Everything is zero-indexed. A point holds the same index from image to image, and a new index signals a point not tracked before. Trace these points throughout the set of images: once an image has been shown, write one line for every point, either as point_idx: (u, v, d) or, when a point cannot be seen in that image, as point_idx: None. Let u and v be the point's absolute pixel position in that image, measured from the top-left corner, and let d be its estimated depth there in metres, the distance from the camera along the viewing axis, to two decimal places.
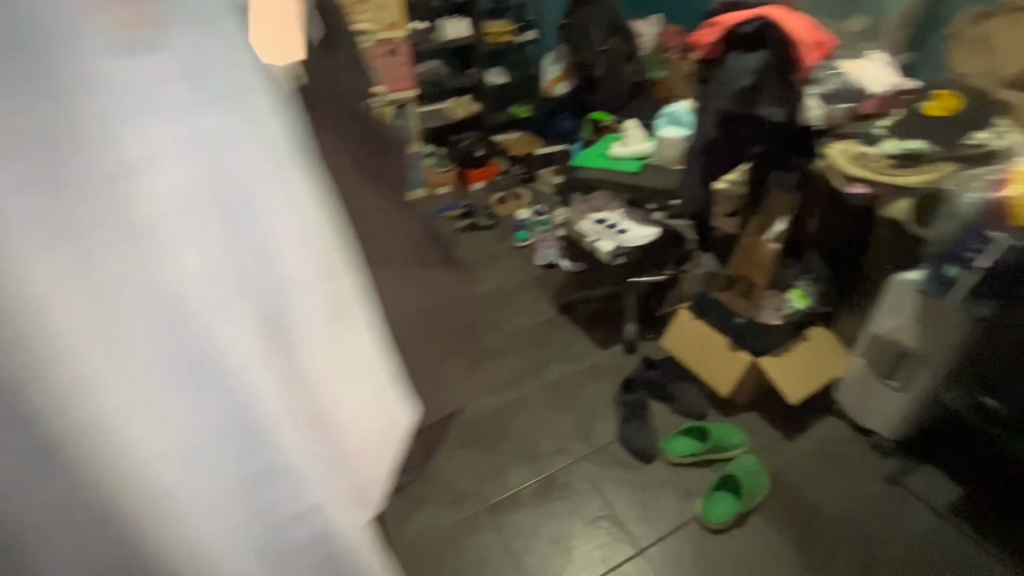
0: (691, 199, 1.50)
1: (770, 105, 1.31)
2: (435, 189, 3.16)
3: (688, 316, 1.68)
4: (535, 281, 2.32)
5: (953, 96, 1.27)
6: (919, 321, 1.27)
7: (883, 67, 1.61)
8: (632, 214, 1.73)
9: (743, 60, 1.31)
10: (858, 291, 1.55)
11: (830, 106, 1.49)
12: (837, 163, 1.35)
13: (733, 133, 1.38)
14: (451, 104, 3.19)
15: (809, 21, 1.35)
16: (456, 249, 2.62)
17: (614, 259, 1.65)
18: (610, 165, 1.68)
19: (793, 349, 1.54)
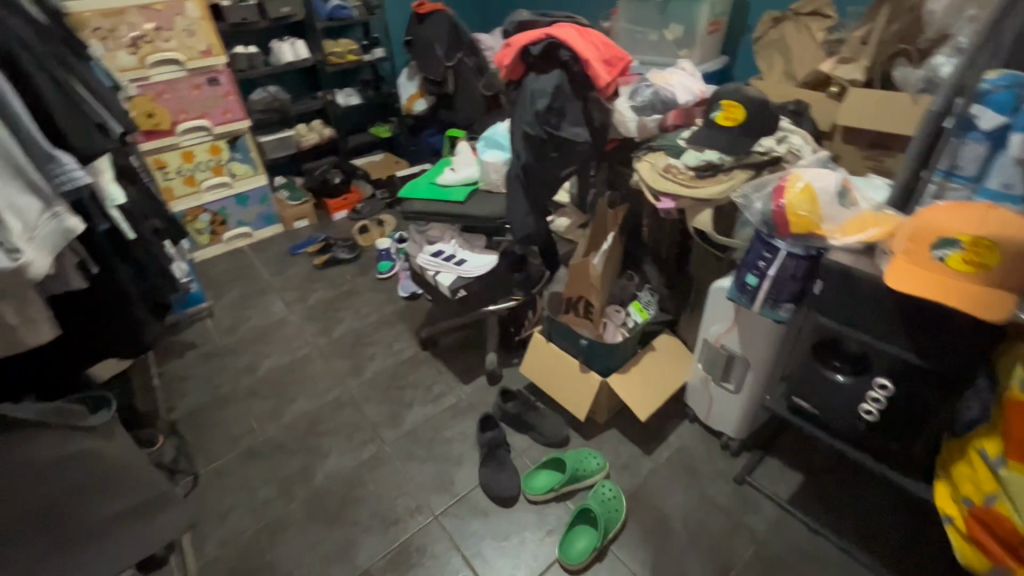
0: (519, 222, 1.43)
1: (573, 124, 1.29)
2: (293, 224, 2.91)
3: (541, 341, 1.64)
4: (399, 315, 2.18)
5: (738, 107, 1.28)
6: (737, 327, 1.29)
7: (687, 74, 1.64)
8: (471, 243, 1.65)
9: (538, 82, 1.26)
10: (691, 297, 1.59)
11: (644, 117, 1.50)
12: (646, 177, 1.35)
13: (542, 155, 1.32)
14: (300, 131, 2.96)
15: (603, 39, 1.34)
16: (315, 288, 2.41)
17: (454, 293, 1.56)
18: (437, 194, 1.57)
19: (640, 361, 1.55)
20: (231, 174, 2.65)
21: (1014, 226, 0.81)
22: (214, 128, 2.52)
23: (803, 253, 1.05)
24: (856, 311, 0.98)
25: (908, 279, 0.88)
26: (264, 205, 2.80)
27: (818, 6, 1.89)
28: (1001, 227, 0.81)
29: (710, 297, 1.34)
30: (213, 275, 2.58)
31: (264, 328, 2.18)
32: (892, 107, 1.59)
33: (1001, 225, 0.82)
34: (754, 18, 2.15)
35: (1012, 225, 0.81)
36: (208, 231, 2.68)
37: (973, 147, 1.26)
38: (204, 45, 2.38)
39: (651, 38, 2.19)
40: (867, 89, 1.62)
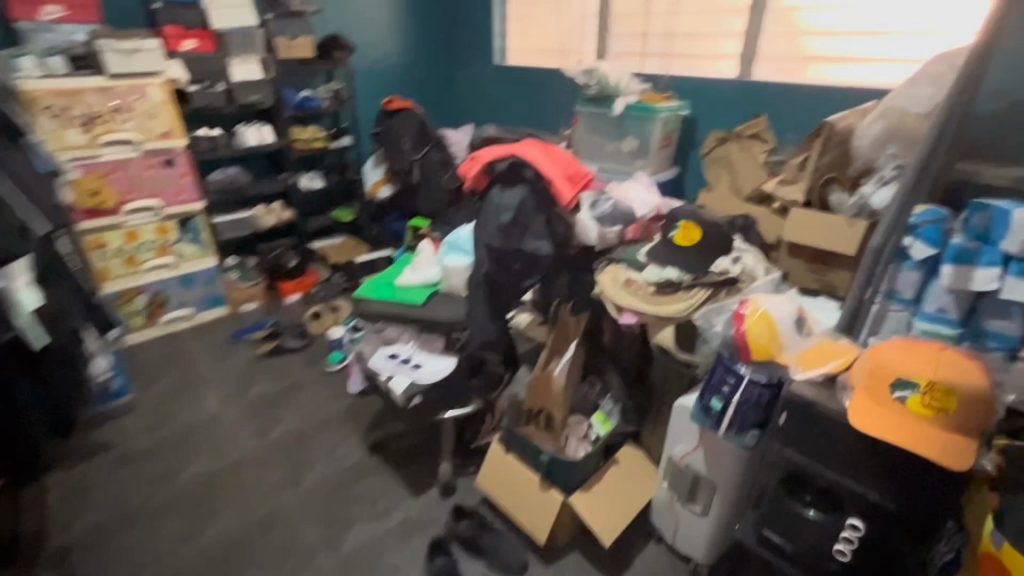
0: (480, 330, 1.39)
1: (537, 237, 1.29)
2: (241, 306, 2.77)
3: (499, 451, 1.56)
4: (347, 414, 2.03)
5: (693, 226, 1.34)
6: (703, 448, 1.26)
7: (643, 187, 1.73)
8: (429, 345, 1.58)
9: (503, 196, 1.28)
10: (653, 411, 1.55)
11: (603, 226, 1.55)
12: (609, 293, 1.34)
13: (505, 266, 1.31)
14: (258, 212, 2.91)
15: (567, 157, 1.40)
16: (256, 380, 2.23)
17: (407, 401, 1.46)
18: (395, 296, 1.52)
19: (602, 478, 1.47)
20: (177, 254, 2.52)
21: (963, 372, 0.84)
22: (164, 209, 2.44)
23: (766, 382, 1.04)
24: (822, 446, 0.96)
25: (876, 420, 0.87)
26: (210, 286, 2.66)
27: (758, 131, 2.06)
28: (952, 372, 0.84)
29: (675, 415, 1.31)
30: (144, 363, 2.37)
31: (195, 426, 1.98)
32: (831, 229, 1.70)
33: (952, 370, 0.84)
34: (703, 136, 2.34)
35: (962, 372, 0.84)
36: (144, 313, 2.49)
37: (907, 278, 1.37)
38: (164, 128, 2.35)
39: (609, 149, 2.34)
40: (807, 211, 1.75)
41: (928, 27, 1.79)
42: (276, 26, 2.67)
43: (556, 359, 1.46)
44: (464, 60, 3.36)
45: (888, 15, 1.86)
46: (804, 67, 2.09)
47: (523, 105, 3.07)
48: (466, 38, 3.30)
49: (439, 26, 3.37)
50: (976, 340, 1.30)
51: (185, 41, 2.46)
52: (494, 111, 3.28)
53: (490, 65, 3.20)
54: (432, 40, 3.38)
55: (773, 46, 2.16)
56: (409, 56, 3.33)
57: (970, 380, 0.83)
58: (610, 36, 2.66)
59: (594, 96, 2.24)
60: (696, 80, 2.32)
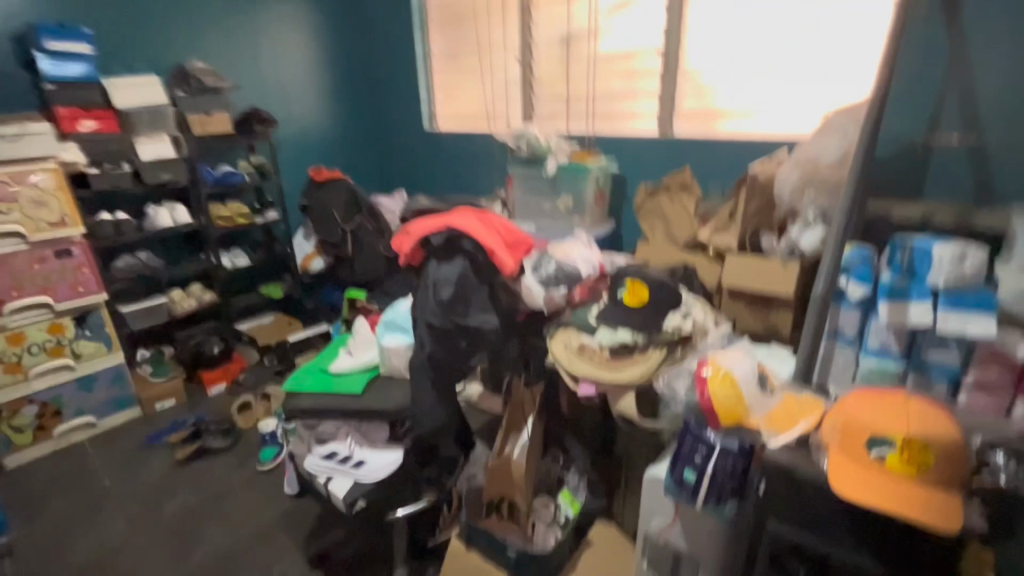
0: (428, 417, 1.27)
1: (482, 310, 1.20)
2: (154, 405, 2.44)
3: (460, 547, 1.38)
4: (283, 523, 1.78)
5: (641, 284, 1.29)
6: (681, 522, 1.16)
7: (584, 247, 1.71)
8: (372, 437, 1.40)
9: (441, 270, 1.19)
10: (623, 482, 1.45)
11: (550, 289, 1.50)
12: (562, 362, 1.26)
13: (449, 344, 1.20)
14: (174, 296, 2.65)
15: (504, 223, 1.35)
16: (173, 493, 1.93)
17: (351, 507, 1.28)
18: (329, 386, 1.36)
19: (576, 566, 1.34)
20: (74, 354, 2.20)
21: (932, 423, 0.82)
22: (57, 304, 2.14)
23: (738, 449, 0.96)
24: (804, 513, 0.89)
25: (859, 481, 0.81)
26: (116, 386, 2.33)
27: (684, 180, 2.10)
28: (923, 424, 0.81)
29: (647, 487, 1.21)
30: (28, 489, 1.99)
31: (92, 563, 1.65)
32: (768, 272, 1.74)
33: (923, 422, 0.82)
34: (633, 190, 2.41)
35: (931, 423, 0.82)
36: (32, 428, 2.12)
37: (849, 315, 1.38)
38: (56, 216, 2.11)
39: (546, 207, 2.34)
40: (743, 256, 1.78)
41: (821, 83, 1.95)
42: (187, 103, 2.54)
43: (511, 439, 1.36)
44: (392, 127, 3.36)
45: (785, 73, 2.02)
46: (717, 121, 2.22)
47: (456, 168, 3.07)
48: (393, 107, 3.31)
49: (364, 96, 3.37)
50: (920, 372, 1.32)
51: (83, 122, 2.26)
52: (427, 176, 3.26)
53: (419, 131, 3.21)
54: (359, 111, 3.37)
55: (686, 104, 2.29)
56: (335, 126, 3.29)
57: (941, 431, 0.81)
58: (534, 100, 2.75)
59: (526, 158, 2.26)
60: (621, 137, 2.41)
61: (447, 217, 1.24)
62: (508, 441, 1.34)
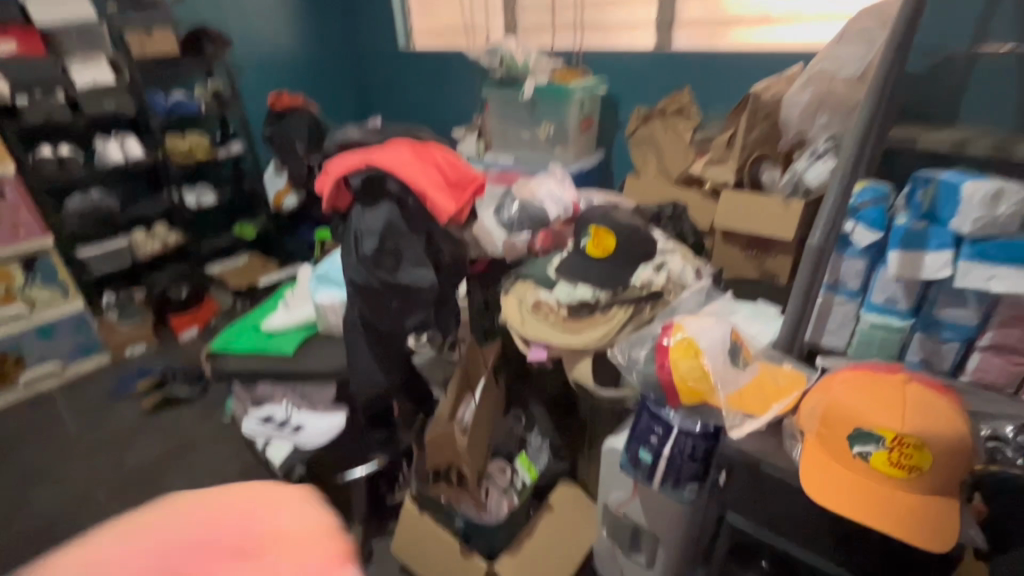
0: (365, 381, 1.14)
1: (416, 265, 1.02)
2: (124, 351, 2.35)
3: (413, 510, 1.31)
4: (246, 474, 1.73)
5: (607, 233, 1.10)
6: (639, 496, 1.06)
7: (555, 183, 1.49)
8: (312, 398, 1.28)
9: (366, 218, 1.00)
10: (587, 446, 1.34)
11: (511, 236, 1.34)
12: (513, 324, 1.10)
13: (377, 306, 1.03)
14: (136, 238, 2.48)
15: (447, 159, 1.14)
16: (137, 444, 1.87)
17: (288, 475, 1.21)
18: (261, 346, 1.22)
19: (534, 532, 1.26)
20: (28, 302, 2.10)
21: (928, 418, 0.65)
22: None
23: (700, 431, 0.83)
24: (770, 507, 0.75)
25: (832, 485, 0.68)
26: (80, 334, 2.24)
27: (682, 105, 1.86)
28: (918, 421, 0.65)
29: (605, 457, 1.09)
30: None
31: (56, 515, 1.63)
32: (767, 211, 1.52)
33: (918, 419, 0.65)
34: (626, 115, 2.13)
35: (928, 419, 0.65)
36: None
37: (853, 264, 1.17)
38: None
39: (524, 136, 2.08)
40: (739, 193, 1.56)
41: None
42: (122, 18, 2.24)
43: (463, 404, 1.24)
44: (364, 45, 3.01)
45: None
46: (724, 31, 1.90)
47: (434, 92, 2.77)
48: (363, 21, 2.95)
49: (331, 8, 2.99)
50: (930, 330, 1.14)
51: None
52: (404, 100, 2.96)
53: (393, 49, 2.87)
54: (326, 26, 3.01)
55: (689, 11, 1.95)
56: (300, 44, 2.95)
57: (939, 429, 0.65)
58: (518, 9, 2.39)
59: (501, 79, 1.99)
60: (613, 53, 2.10)
61: (372, 154, 1.03)
62: (458, 406, 1.22)
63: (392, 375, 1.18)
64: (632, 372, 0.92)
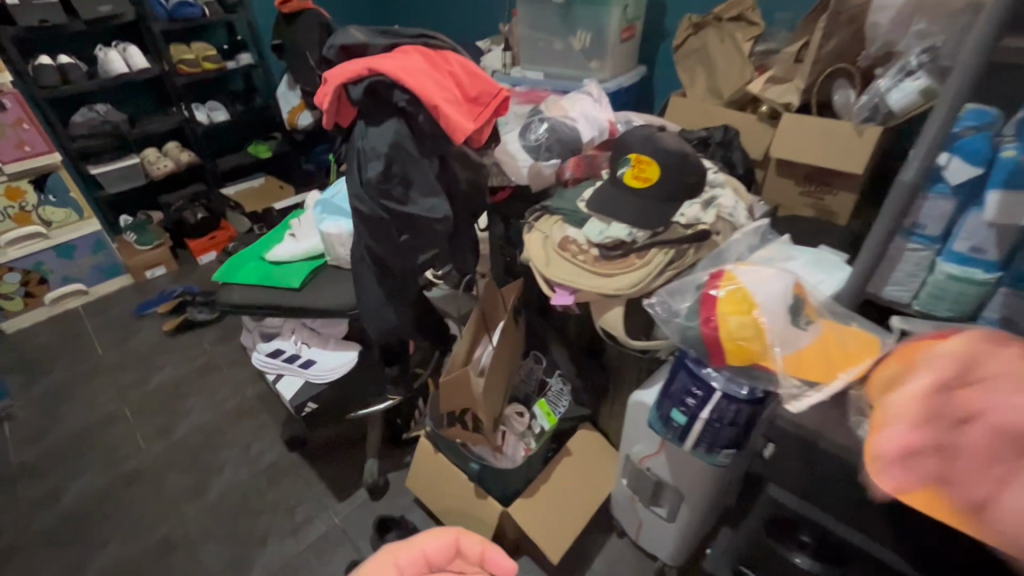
0: (376, 318, 1.07)
1: (428, 194, 0.90)
2: (145, 273, 2.34)
3: (427, 448, 1.28)
4: (264, 399, 1.73)
5: (649, 162, 0.95)
6: (665, 453, 0.99)
7: (592, 102, 1.31)
8: (323, 334, 1.22)
9: (371, 136, 0.86)
10: (610, 393, 1.27)
11: (538, 161, 1.20)
12: (535, 264, 0.99)
13: (385, 240, 0.92)
14: (147, 158, 2.41)
15: (466, 68, 0.97)
16: (159, 366, 1.89)
17: (299, 411, 1.17)
18: (265, 278, 1.14)
19: (551, 477, 1.22)
20: (44, 222, 2.05)
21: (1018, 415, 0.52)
22: (6, 166, 1.89)
23: (746, 396, 0.74)
24: (816, 478, 0.67)
25: (879, 469, 0.57)
26: (99, 254, 2.21)
27: (743, 11, 1.59)
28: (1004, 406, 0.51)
29: (630, 410, 1.01)
30: (23, 353, 1.99)
31: (85, 430, 1.67)
32: (834, 140, 1.32)
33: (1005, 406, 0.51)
34: (674, 22, 1.85)
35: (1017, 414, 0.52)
36: (20, 294, 2.07)
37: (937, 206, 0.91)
38: None
39: (555, 46, 1.83)
40: (803, 116, 1.35)
41: None
42: None
43: (479, 345, 1.18)
44: None
45: None
46: None
47: None
48: None
49: None
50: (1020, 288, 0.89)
51: None
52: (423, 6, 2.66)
53: None
54: None
55: None
56: None
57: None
58: None
59: None
60: None
61: (377, 59, 0.87)
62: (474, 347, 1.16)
63: (404, 313, 1.10)
64: (667, 323, 0.80)
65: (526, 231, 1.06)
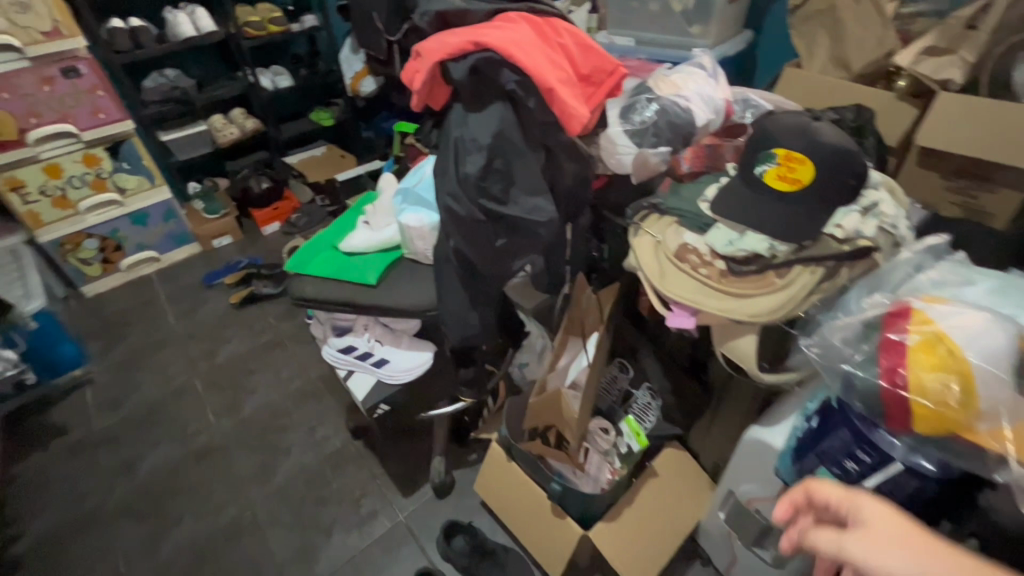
0: (458, 324, 0.97)
1: (532, 194, 0.77)
2: (212, 242, 2.35)
3: (501, 456, 1.20)
4: (328, 381, 1.70)
5: (803, 160, 0.78)
6: (786, 501, 0.85)
7: (706, 78, 1.13)
8: (396, 331, 1.14)
9: (472, 124, 0.73)
10: (707, 412, 1.14)
11: (645, 148, 1.04)
12: (647, 275, 0.85)
13: (480, 244, 0.80)
14: (215, 124, 2.37)
15: (577, 40, 0.82)
16: (226, 339, 1.89)
17: (373, 412, 1.11)
18: (341, 270, 1.05)
19: (637, 500, 1.12)
20: (118, 189, 2.04)
21: (908, 546, 0.42)
22: (83, 133, 1.87)
23: (937, 474, 0.61)
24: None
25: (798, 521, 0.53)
26: (170, 223, 2.23)
27: None
28: (876, 550, 0.43)
29: (745, 446, 0.88)
30: (102, 318, 2.05)
31: (159, 401, 1.69)
32: (1011, 126, 1.08)
33: (871, 548, 0.43)
34: None
35: (905, 545, 0.42)
36: (98, 260, 2.12)
37: None
38: (48, 24, 1.67)
39: (651, 8, 1.61)
40: (965, 97, 1.11)
41: None
42: None
43: (567, 351, 1.10)
44: None
45: None
46: None
47: None
48: None
49: None
50: None
51: None
52: None
53: None
54: None
55: None
56: None
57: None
58: None
59: None
60: None
61: (479, 29, 0.73)
62: (562, 355, 1.08)
63: (487, 318, 0.99)
64: (824, 364, 0.69)
65: (633, 233, 0.92)
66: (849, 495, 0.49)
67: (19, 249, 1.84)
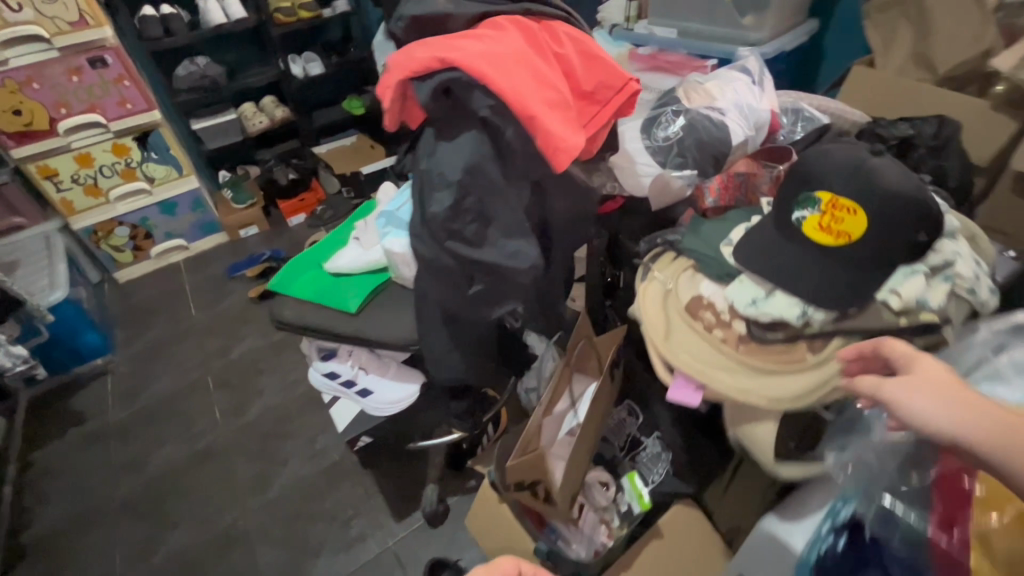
0: (440, 363, 0.87)
1: (510, 236, 0.65)
2: (239, 232, 2.35)
3: (491, 497, 1.11)
4: None
5: (853, 209, 0.62)
6: None
7: (749, 84, 0.96)
8: (384, 359, 1.05)
9: (441, 156, 0.61)
10: (726, 472, 0.99)
11: (667, 171, 0.89)
12: (649, 333, 0.71)
13: (451, 291, 0.69)
14: (245, 113, 2.36)
15: (579, 49, 0.69)
16: (241, 336, 1.89)
17: (353, 444, 1.05)
18: (323, 294, 0.97)
19: (636, 564, 1.01)
20: (147, 178, 2.06)
21: (944, 395, 0.48)
22: (110, 124, 1.89)
23: None
24: None
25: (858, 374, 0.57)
26: (198, 212, 2.23)
27: None
28: (915, 389, 0.49)
29: (753, 540, 0.74)
30: (131, 305, 2.09)
31: (172, 395, 1.71)
32: None
33: (909, 389, 0.49)
34: None
35: (943, 392, 0.48)
36: (129, 248, 2.15)
37: None
38: (75, 13, 1.67)
39: None
40: None
41: None
42: None
43: (565, 394, 1.00)
44: None
45: None
46: None
47: None
48: None
49: None
50: None
51: None
52: None
53: None
54: None
55: None
56: None
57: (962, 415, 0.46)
58: None
59: None
60: None
61: (452, 40, 0.61)
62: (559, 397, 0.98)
63: (472, 359, 0.89)
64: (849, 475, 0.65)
65: (641, 277, 0.79)
66: (914, 351, 0.52)
67: (53, 235, 1.88)
